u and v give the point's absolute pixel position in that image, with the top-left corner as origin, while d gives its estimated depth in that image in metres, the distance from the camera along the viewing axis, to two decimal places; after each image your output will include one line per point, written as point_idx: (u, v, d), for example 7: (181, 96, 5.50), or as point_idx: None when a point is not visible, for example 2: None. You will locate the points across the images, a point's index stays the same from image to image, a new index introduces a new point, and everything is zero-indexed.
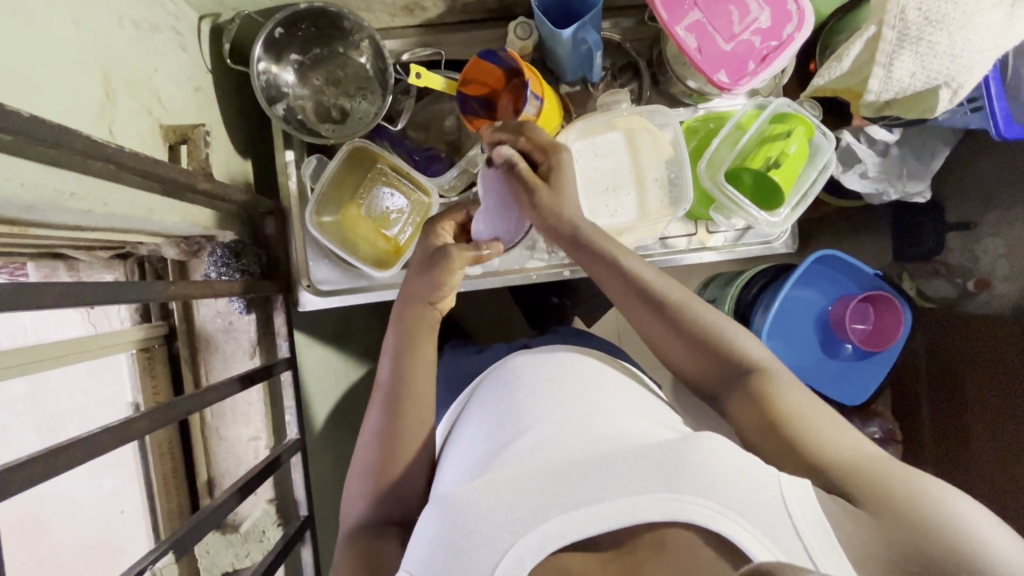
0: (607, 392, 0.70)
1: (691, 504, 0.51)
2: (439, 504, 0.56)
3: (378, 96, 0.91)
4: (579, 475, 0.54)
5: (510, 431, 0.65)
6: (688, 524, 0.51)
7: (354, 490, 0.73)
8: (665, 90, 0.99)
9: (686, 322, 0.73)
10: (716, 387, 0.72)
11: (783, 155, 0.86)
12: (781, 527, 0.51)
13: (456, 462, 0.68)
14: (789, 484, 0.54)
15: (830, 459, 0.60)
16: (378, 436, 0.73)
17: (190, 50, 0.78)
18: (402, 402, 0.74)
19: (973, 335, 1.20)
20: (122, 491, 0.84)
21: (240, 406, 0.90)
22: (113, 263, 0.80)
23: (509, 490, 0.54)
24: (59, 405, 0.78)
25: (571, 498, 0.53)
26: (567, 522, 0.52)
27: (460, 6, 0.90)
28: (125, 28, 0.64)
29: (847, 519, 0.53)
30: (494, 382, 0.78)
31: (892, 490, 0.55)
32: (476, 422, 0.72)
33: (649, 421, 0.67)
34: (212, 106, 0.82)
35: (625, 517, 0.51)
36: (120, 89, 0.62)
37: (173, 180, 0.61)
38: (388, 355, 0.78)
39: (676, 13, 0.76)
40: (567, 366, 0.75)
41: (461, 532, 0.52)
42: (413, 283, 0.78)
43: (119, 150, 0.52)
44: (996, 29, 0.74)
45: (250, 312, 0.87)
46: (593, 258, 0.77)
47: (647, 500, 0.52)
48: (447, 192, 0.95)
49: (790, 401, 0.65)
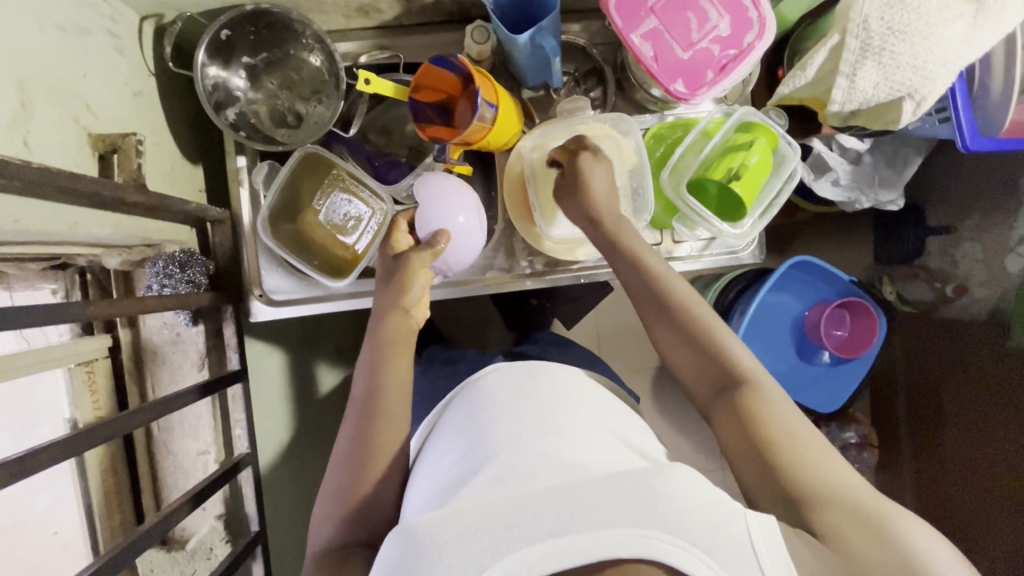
0: (572, 410, 0.68)
1: (658, 541, 0.48)
2: (401, 532, 0.53)
3: (333, 100, 0.88)
4: (544, 504, 0.51)
5: (474, 458, 0.62)
6: (654, 561, 0.47)
7: (320, 514, 0.70)
8: (630, 96, 0.96)
9: (699, 336, 0.73)
10: (708, 406, 0.72)
11: (743, 167, 0.84)
12: (744, 561, 0.49)
13: (424, 486, 0.66)
14: (755, 519, 0.52)
15: (805, 489, 0.60)
16: (347, 458, 0.71)
17: (128, 53, 0.75)
18: (374, 420, 0.72)
19: (949, 342, 1.18)
20: (63, 509, 0.83)
21: (189, 419, 0.88)
22: (50, 273, 0.77)
23: (474, 519, 0.51)
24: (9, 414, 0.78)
25: (536, 528, 0.49)
26: (533, 555, 0.47)
27: (417, 8, 0.88)
28: (47, 32, 0.61)
29: (805, 550, 0.53)
30: (461, 402, 0.75)
31: (849, 532, 0.56)
32: (444, 444, 0.70)
33: (600, 441, 0.64)
34: (154, 111, 0.79)
35: (589, 554, 0.47)
36: (39, 97, 0.59)
37: (97, 194, 0.59)
38: (361, 373, 0.76)
39: (631, 20, 0.73)
40: (536, 384, 0.72)
41: (419, 562, 0.49)
42: (379, 297, 0.80)
43: (26, 166, 0.49)
44: (959, 41, 0.71)
45: (197, 323, 0.84)
46: (615, 245, 0.80)
47: (612, 535, 0.48)
48: (405, 199, 0.92)
49: (786, 442, 0.64)
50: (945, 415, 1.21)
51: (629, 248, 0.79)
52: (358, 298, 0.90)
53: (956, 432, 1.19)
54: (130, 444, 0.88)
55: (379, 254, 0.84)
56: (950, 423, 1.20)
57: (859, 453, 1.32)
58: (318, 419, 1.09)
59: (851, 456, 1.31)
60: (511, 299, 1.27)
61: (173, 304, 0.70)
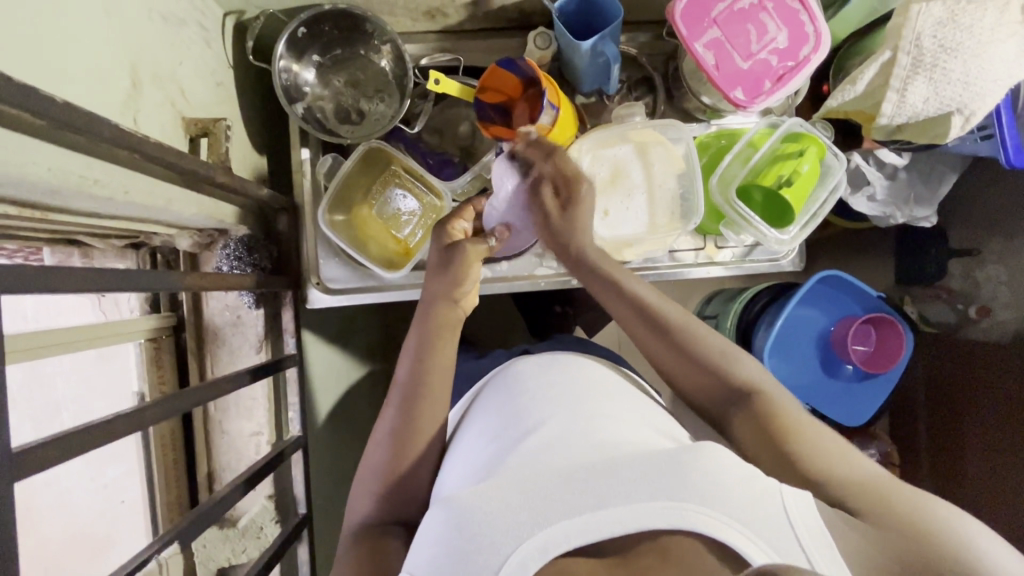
0: (612, 397, 0.70)
1: (693, 512, 0.49)
2: (444, 506, 0.54)
3: (396, 99, 0.92)
4: (586, 481, 0.52)
5: (509, 439, 0.64)
6: (689, 532, 0.49)
7: (360, 487, 0.72)
8: (679, 105, 0.99)
9: (687, 346, 0.74)
10: (716, 407, 0.74)
11: (795, 175, 0.87)
12: (779, 533, 0.49)
13: (461, 464, 0.67)
14: (790, 493, 0.52)
15: (825, 473, 0.61)
16: (390, 437, 0.73)
17: (214, 45, 0.80)
18: (418, 403, 0.74)
19: (972, 360, 1.19)
20: (124, 481, 0.86)
21: (244, 400, 0.92)
22: (125, 252, 0.80)
23: (515, 495, 0.52)
24: (54, 391, 0.79)
25: (576, 501, 0.51)
26: (571, 528, 0.49)
27: (481, 14, 0.92)
28: (153, 21, 0.65)
29: (851, 534, 0.52)
30: (497, 387, 0.77)
31: (895, 515, 0.55)
32: (480, 425, 0.71)
33: (649, 427, 0.66)
34: (232, 101, 0.84)
35: (627, 524, 0.49)
36: (145, 80, 0.63)
37: (194, 173, 0.62)
38: (405, 356, 0.77)
39: (695, 30, 0.77)
40: (567, 372, 0.74)
41: (466, 535, 0.50)
42: (433, 284, 0.78)
43: (145, 140, 0.52)
44: (1010, 59, 0.75)
45: (259, 307, 0.89)
46: (597, 273, 0.80)
47: (652, 508, 0.50)
48: (460, 196, 0.94)
49: (792, 420, 0.67)
50: (967, 434, 1.22)
51: (609, 278, 0.79)
52: (406, 290, 0.92)
53: (978, 455, 1.19)
54: (188, 422, 0.91)
55: (432, 239, 0.79)
56: (972, 443, 1.20)
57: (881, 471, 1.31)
58: (354, 409, 1.11)
59: None
60: (542, 302, 1.29)
61: (243, 283, 0.73)
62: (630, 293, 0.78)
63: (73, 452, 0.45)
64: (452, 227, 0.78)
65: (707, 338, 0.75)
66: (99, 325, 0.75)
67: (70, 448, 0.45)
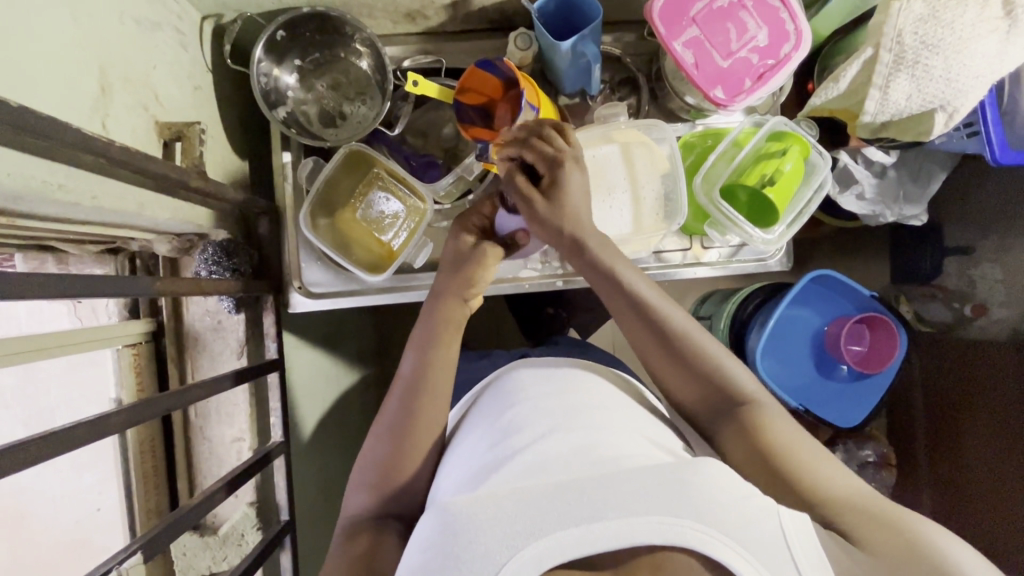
0: (613, 411, 0.69)
1: (691, 529, 0.48)
2: (439, 511, 0.52)
3: (377, 101, 0.91)
4: (580, 491, 0.51)
5: (507, 448, 0.63)
6: (686, 549, 0.47)
7: (357, 480, 0.71)
8: (664, 105, 0.99)
9: (686, 352, 0.71)
10: (707, 416, 0.72)
11: (777, 173, 0.87)
12: (779, 558, 0.48)
13: (455, 472, 0.66)
14: (788, 517, 0.52)
15: (816, 492, 0.60)
16: (387, 431, 0.71)
17: (191, 49, 0.80)
18: (420, 396, 0.73)
19: (966, 362, 1.17)
20: (101, 488, 0.87)
21: (226, 406, 0.91)
22: (103, 258, 0.80)
23: (511, 504, 0.50)
24: (47, 399, 0.82)
25: (571, 513, 0.49)
26: (567, 539, 0.48)
27: (462, 15, 0.92)
28: (125, 24, 0.65)
29: (840, 551, 0.52)
30: (493, 395, 0.76)
31: (894, 540, 0.54)
32: (476, 434, 0.70)
33: (646, 438, 0.65)
34: (210, 105, 0.84)
35: (622, 538, 0.47)
36: (116, 84, 0.63)
37: (167, 176, 0.61)
38: (410, 351, 0.77)
39: (674, 29, 0.77)
40: (567, 383, 0.73)
41: (459, 542, 0.48)
42: (445, 281, 0.78)
43: (109, 145, 0.51)
44: (992, 54, 0.74)
45: (239, 311, 0.88)
46: (596, 269, 0.75)
47: (647, 523, 0.48)
48: (443, 198, 0.93)
49: (786, 434, 0.66)
50: (964, 439, 1.19)
51: (608, 271, 0.74)
52: (393, 293, 0.92)
53: (976, 456, 1.17)
54: (171, 428, 0.91)
55: (448, 239, 0.82)
56: (969, 446, 1.18)
57: (876, 471, 1.30)
58: (343, 414, 1.10)
59: (870, 474, 1.29)
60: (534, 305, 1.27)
61: (221, 288, 0.73)
62: (630, 286, 0.74)
63: (34, 458, 0.45)
64: (467, 227, 0.81)
65: (708, 347, 0.72)
66: (75, 332, 0.74)
67: (27, 456, 0.44)
